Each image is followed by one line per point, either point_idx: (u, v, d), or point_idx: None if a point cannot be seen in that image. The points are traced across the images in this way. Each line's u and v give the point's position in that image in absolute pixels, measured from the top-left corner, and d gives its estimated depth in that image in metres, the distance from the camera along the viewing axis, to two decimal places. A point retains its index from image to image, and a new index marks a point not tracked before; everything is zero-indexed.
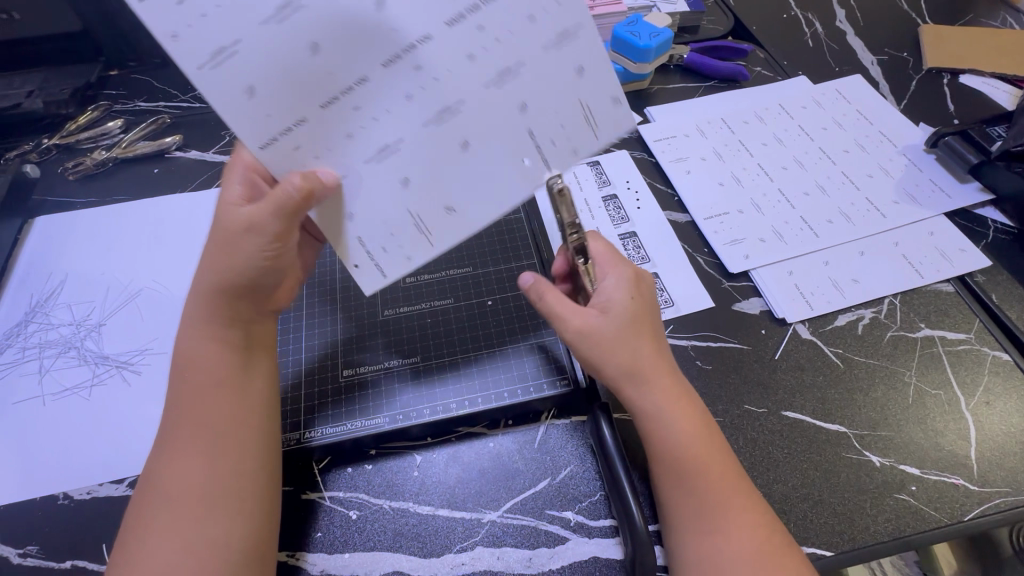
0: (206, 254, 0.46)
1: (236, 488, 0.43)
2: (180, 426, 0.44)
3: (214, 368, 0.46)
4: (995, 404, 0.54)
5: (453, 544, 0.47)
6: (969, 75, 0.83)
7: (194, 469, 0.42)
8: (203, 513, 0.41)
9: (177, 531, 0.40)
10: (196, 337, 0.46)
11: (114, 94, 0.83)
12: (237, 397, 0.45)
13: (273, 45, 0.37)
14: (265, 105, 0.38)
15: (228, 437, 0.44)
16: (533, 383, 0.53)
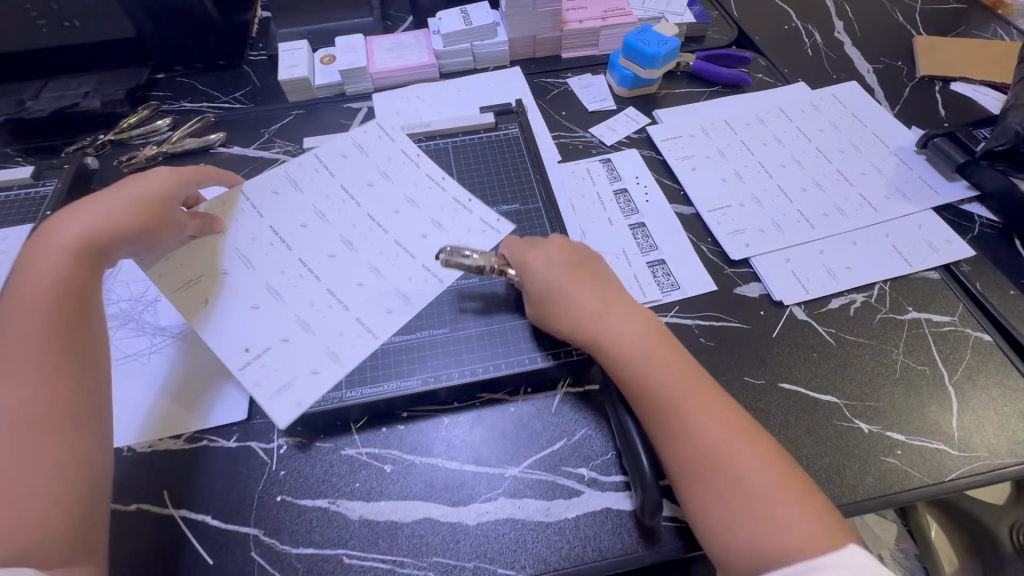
0: (124, 194, 0.56)
1: (63, 414, 0.46)
2: (14, 359, 0.47)
3: (46, 310, 0.49)
4: (976, 380, 0.58)
5: (478, 494, 0.52)
6: (960, 82, 0.88)
7: (21, 395, 0.45)
8: (38, 435, 0.44)
9: (3, 462, 0.43)
10: (46, 278, 0.51)
11: (162, 95, 0.90)
12: (69, 337, 0.49)
13: (371, 145, 0.72)
14: (333, 165, 0.69)
15: (55, 365, 0.48)
16: (552, 351, 0.58)
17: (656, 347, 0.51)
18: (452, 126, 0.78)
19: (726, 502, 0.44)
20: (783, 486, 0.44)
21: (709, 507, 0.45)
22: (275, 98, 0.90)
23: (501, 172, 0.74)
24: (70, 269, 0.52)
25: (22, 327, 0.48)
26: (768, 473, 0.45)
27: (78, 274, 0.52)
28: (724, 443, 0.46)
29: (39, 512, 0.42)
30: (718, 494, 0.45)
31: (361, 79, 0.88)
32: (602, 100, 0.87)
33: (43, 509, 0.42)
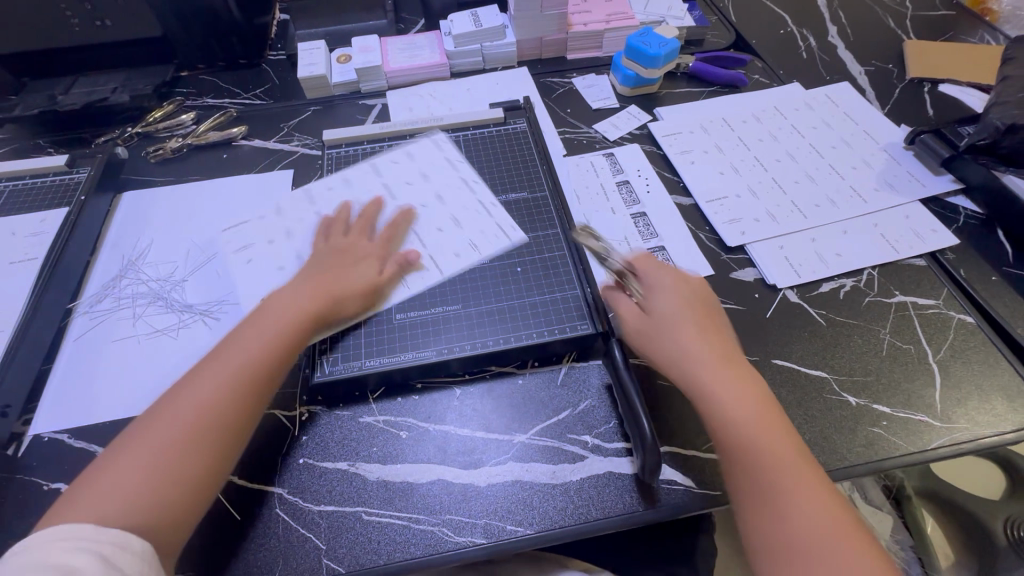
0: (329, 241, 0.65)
1: (217, 429, 0.49)
2: (212, 360, 0.52)
3: (281, 330, 0.55)
4: (958, 358, 0.61)
5: (488, 459, 0.55)
6: (948, 84, 0.92)
7: (211, 394, 0.50)
8: (208, 439, 0.48)
9: (146, 445, 0.47)
10: (286, 304, 0.57)
11: (186, 92, 0.95)
12: (275, 356, 0.53)
13: (426, 150, 0.80)
14: (382, 165, 0.78)
15: (244, 382, 0.51)
16: (558, 326, 0.62)
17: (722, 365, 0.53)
18: (463, 121, 0.82)
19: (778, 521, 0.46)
20: (827, 516, 0.45)
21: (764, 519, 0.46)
22: (293, 94, 0.94)
23: (510, 164, 0.78)
24: (308, 301, 0.57)
25: (251, 341, 0.53)
26: (824, 519, 0.45)
27: (308, 305, 0.57)
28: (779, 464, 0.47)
29: (151, 507, 0.45)
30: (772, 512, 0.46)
31: (376, 78, 0.92)
32: (605, 98, 0.91)
33: (157, 504, 0.45)
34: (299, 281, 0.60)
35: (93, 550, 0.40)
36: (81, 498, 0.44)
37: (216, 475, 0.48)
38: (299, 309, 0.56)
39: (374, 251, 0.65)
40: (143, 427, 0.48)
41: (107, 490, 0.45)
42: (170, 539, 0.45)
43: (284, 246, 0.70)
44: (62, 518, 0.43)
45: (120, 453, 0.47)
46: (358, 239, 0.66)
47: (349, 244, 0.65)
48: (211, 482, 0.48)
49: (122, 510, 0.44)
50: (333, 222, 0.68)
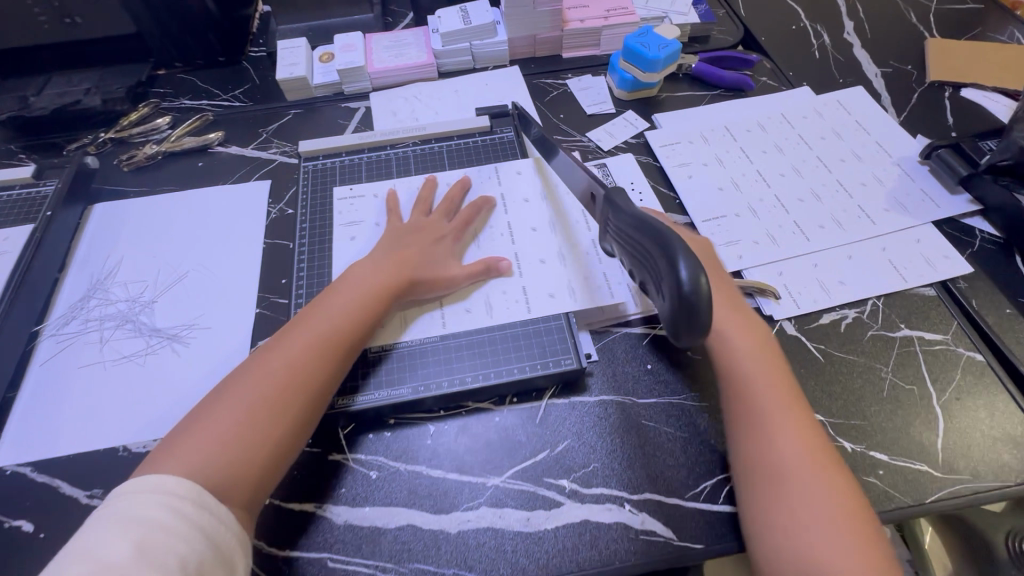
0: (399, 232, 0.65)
1: (296, 395, 0.51)
2: (301, 327, 0.56)
3: (363, 303, 0.57)
4: (965, 400, 0.58)
5: (460, 503, 0.53)
6: (971, 89, 0.85)
7: (295, 359, 0.53)
8: (291, 399, 0.51)
9: (237, 405, 0.50)
10: (361, 281, 0.59)
11: (162, 92, 0.91)
12: (360, 329, 0.57)
13: (479, 169, 0.75)
14: (415, 183, 0.74)
15: (321, 351, 0.54)
16: (540, 361, 0.59)
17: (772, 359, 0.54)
18: (448, 131, 0.79)
19: (785, 508, 0.46)
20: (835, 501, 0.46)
21: (767, 499, 0.47)
22: (273, 96, 0.90)
23: (507, 175, 0.74)
24: (382, 279, 0.59)
25: (329, 313, 0.56)
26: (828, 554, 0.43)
27: (387, 279, 0.59)
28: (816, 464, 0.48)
29: (229, 466, 0.47)
30: (780, 499, 0.46)
31: (359, 79, 0.87)
32: (601, 103, 0.86)
33: (236, 461, 0.47)
34: (379, 259, 0.62)
35: (174, 505, 0.43)
36: (173, 450, 0.47)
37: (292, 439, 0.51)
38: (378, 286, 0.59)
39: (449, 231, 0.66)
40: (228, 392, 0.51)
41: (195, 444, 0.47)
42: (247, 496, 0.47)
43: (345, 251, 0.68)
44: (156, 467, 0.46)
45: (207, 414, 0.50)
46: (437, 219, 0.67)
47: (426, 224, 0.66)
48: (287, 445, 0.50)
49: (206, 463, 0.46)
50: (419, 202, 0.69)
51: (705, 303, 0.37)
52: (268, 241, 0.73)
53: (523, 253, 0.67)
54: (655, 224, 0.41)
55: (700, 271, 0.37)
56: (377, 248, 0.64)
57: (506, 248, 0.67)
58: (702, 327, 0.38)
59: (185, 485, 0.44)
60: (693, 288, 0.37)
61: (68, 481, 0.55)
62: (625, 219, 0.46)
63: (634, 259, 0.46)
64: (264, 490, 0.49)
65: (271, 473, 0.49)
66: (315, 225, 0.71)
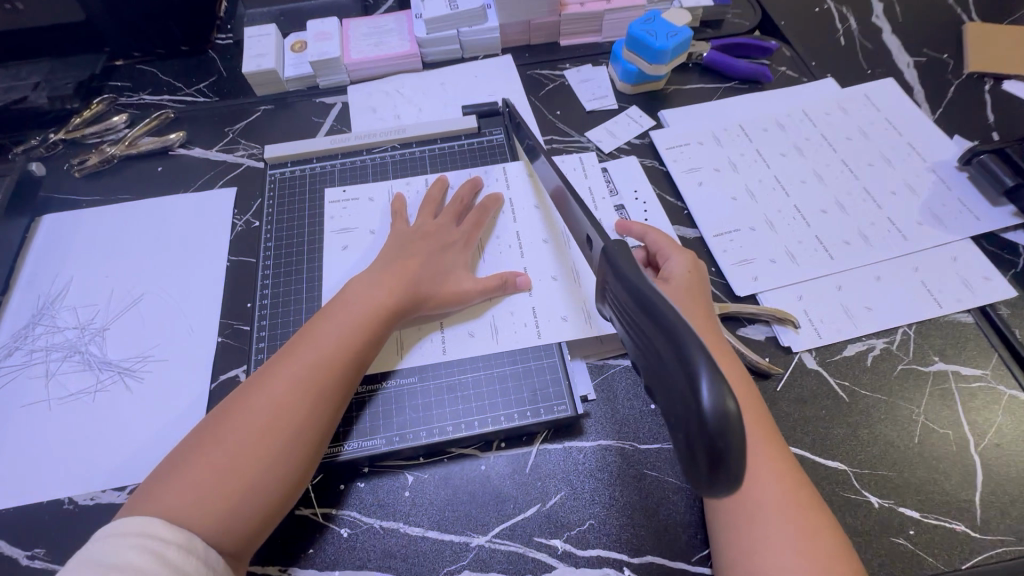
0: (400, 240, 0.59)
1: (294, 433, 0.46)
2: (292, 354, 0.49)
3: (359, 324, 0.51)
4: (1006, 447, 0.51)
5: (441, 567, 0.47)
6: (1014, 81, 0.77)
7: (284, 391, 0.47)
8: (282, 438, 0.45)
9: (221, 448, 0.44)
10: (364, 296, 0.53)
11: (119, 86, 0.82)
12: (357, 353, 0.50)
13: (482, 170, 0.68)
14: (412, 186, 0.67)
15: (319, 382, 0.48)
16: (530, 408, 0.53)
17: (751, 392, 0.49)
18: (430, 132, 0.71)
19: (757, 552, 0.42)
20: (815, 545, 0.42)
21: (737, 542, 0.43)
22: (241, 89, 0.82)
23: (505, 178, 0.67)
24: (387, 294, 0.53)
25: (327, 336, 0.50)
26: None
27: (392, 295, 0.53)
28: (791, 502, 0.44)
29: (215, 520, 0.41)
30: (751, 541, 0.43)
31: (335, 71, 0.79)
32: (601, 97, 0.77)
33: (221, 515, 0.42)
34: (380, 271, 0.55)
35: (159, 550, 0.38)
36: (157, 494, 0.42)
37: (291, 484, 0.45)
38: (375, 304, 0.52)
39: (459, 237, 0.60)
40: (217, 428, 0.45)
41: (179, 489, 0.42)
42: (239, 546, 0.42)
43: (337, 264, 0.62)
44: (138, 512, 0.41)
45: (193, 453, 0.44)
46: (444, 222, 0.61)
47: (433, 228, 0.60)
48: (285, 491, 0.45)
49: (191, 512, 0.41)
50: (427, 202, 0.63)
51: (734, 446, 0.27)
52: (232, 258, 0.66)
53: (532, 267, 0.60)
54: (666, 322, 0.30)
55: (726, 400, 0.27)
56: (377, 261, 0.57)
57: (497, 265, 0.60)
58: (735, 477, 0.28)
59: (173, 531, 0.39)
60: (717, 427, 0.27)
61: (5, 540, 0.50)
62: (628, 292, 0.35)
63: (635, 343, 0.36)
64: (257, 539, 0.44)
65: (266, 521, 0.44)
66: (283, 240, 0.64)
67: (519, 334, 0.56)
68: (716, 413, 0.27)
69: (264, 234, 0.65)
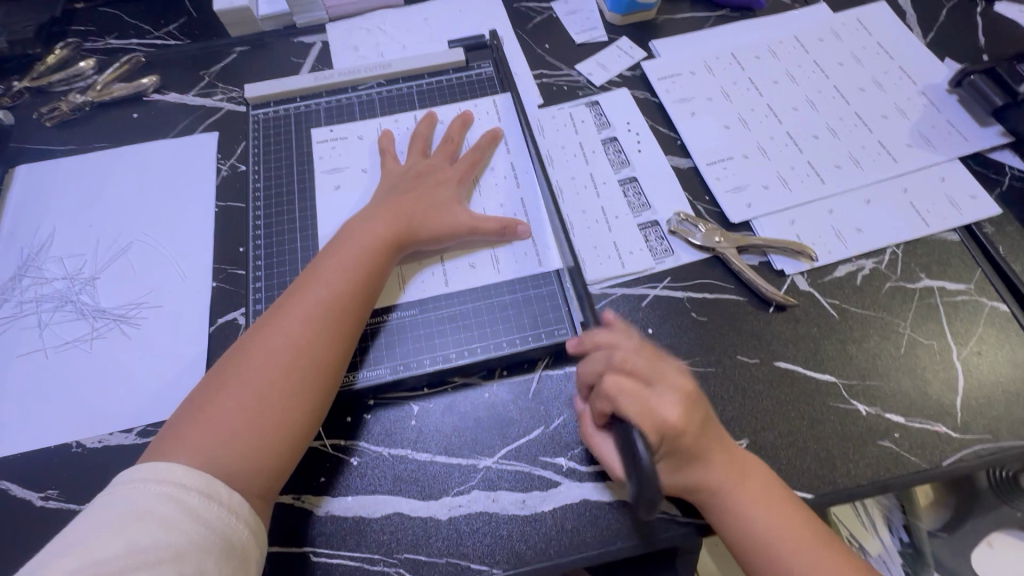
0: (391, 182, 0.58)
1: (312, 367, 0.46)
2: (297, 294, 0.49)
3: (361, 260, 0.51)
4: (987, 354, 0.54)
5: (451, 488, 0.49)
6: (1005, 2, 0.76)
7: (294, 329, 0.47)
8: (298, 374, 0.46)
9: (239, 387, 0.45)
10: (362, 234, 0.53)
11: (83, 29, 0.77)
12: (362, 289, 0.50)
13: (471, 104, 0.66)
14: (402, 121, 0.65)
15: (330, 320, 0.48)
16: (531, 334, 0.54)
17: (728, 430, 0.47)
18: (416, 67, 0.68)
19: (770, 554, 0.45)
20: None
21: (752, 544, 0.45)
22: (214, 31, 0.78)
23: (496, 111, 0.65)
24: (385, 231, 0.53)
25: (332, 275, 0.50)
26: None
27: (390, 233, 0.53)
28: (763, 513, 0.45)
29: (241, 454, 0.42)
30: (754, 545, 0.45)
31: (311, 8, 0.75)
32: (591, 29, 0.75)
33: (249, 448, 0.43)
34: (374, 209, 0.55)
35: (180, 499, 0.39)
36: (181, 437, 0.43)
37: (312, 419, 0.46)
38: (375, 240, 0.52)
39: (452, 174, 0.59)
40: (234, 368, 0.46)
41: (204, 429, 0.43)
42: (268, 483, 0.44)
43: (331, 204, 0.61)
44: (165, 453, 0.42)
45: (214, 393, 0.45)
46: (437, 161, 0.60)
47: (426, 167, 0.59)
48: (307, 426, 0.46)
49: (219, 449, 0.42)
50: (416, 139, 0.62)
51: None
52: (219, 204, 0.64)
53: (529, 197, 0.60)
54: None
55: None
56: (372, 201, 0.56)
57: (494, 196, 0.60)
58: None
59: (190, 475, 0.40)
60: None
61: (17, 483, 0.50)
62: None
63: None
64: (285, 474, 0.45)
65: (291, 454, 0.45)
66: (271, 183, 0.63)
67: (521, 265, 0.56)
68: None
69: (252, 177, 0.63)
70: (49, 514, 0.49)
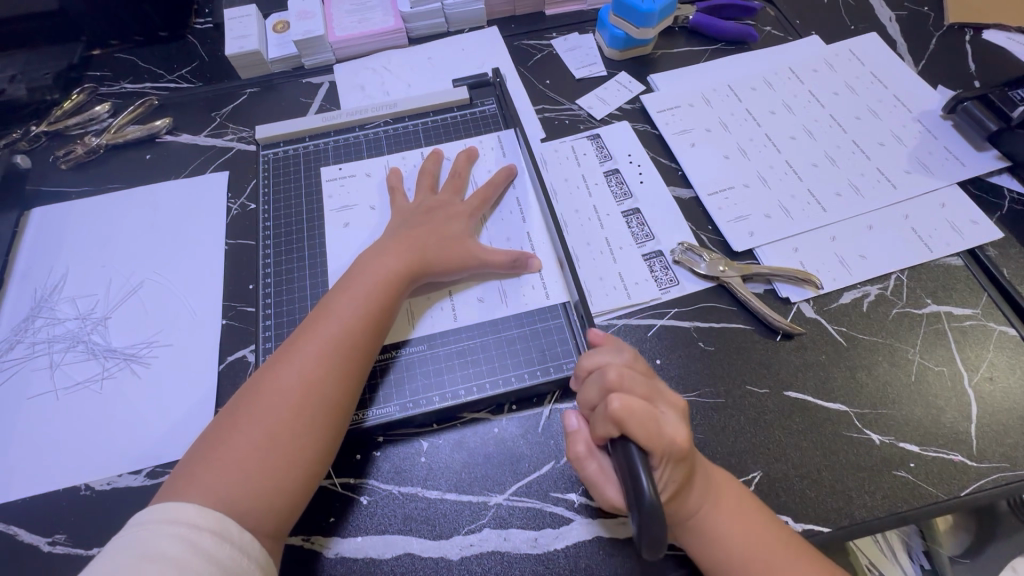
0: (403, 218, 0.59)
1: (325, 402, 0.46)
2: (310, 328, 0.50)
3: (372, 294, 0.52)
4: (998, 380, 0.53)
5: (461, 526, 0.49)
6: (994, 30, 0.78)
7: (307, 365, 0.47)
8: (311, 410, 0.46)
9: (252, 424, 0.45)
10: (374, 266, 0.53)
11: (99, 75, 0.80)
12: (374, 322, 0.51)
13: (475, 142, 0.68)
14: (409, 157, 0.67)
15: (344, 354, 0.48)
16: (540, 367, 0.54)
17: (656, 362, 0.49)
18: (421, 106, 0.70)
19: None
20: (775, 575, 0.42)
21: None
22: (224, 73, 0.80)
23: (501, 146, 0.67)
24: (397, 264, 0.54)
25: (346, 309, 0.50)
26: None
27: (402, 266, 0.54)
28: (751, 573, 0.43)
29: (253, 492, 0.42)
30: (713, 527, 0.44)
31: (319, 51, 0.78)
32: (591, 65, 0.77)
33: (261, 488, 0.43)
34: (385, 243, 0.56)
35: (191, 538, 0.38)
36: (194, 476, 0.42)
37: (324, 454, 0.46)
38: (386, 273, 0.53)
39: (463, 208, 0.60)
40: (247, 405, 0.46)
41: (216, 468, 0.43)
42: (280, 522, 0.43)
43: (340, 239, 0.62)
44: (179, 492, 0.42)
45: (227, 430, 0.45)
46: (447, 196, 0.61)
47: (436, 203, 0.60)
48: (319, 462, 0.46)
49: (232, 488, 0.42)
50: (424, 174, 0.63)
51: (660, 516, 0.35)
52: (229, 241, 0.65)
53: (535, 230, 0.61)
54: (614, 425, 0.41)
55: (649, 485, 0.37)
56: (383, 238, 0.57)
57: (501, 231, 0.61)
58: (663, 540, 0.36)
59: (203, 516, 0.40)
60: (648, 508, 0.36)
61: (25, 528, 0.50)
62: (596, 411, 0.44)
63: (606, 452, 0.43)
64: (296, 512, 0.45)
65: (303, 491, 0.45)
66: (280, 221, 0.64)
67: (528, 297, 0.57)
68: (647, 497, 0.36)
69: (262, 215, 0.65)
70: (56, 559, 0.48)
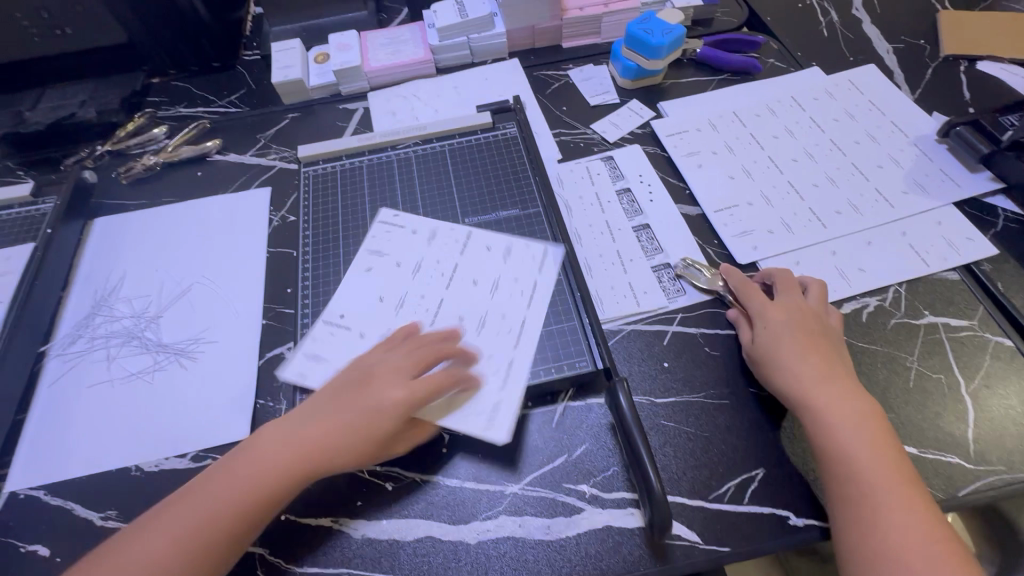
0: (373, 371, 0.54)
1: (242, 508, 0.48)
2: (272, 430, 0.52)
3: (324, 412, 0.52)
4: (995, 388, 0.56)
5: (480, 512, 0.52)
6: (987, 61, 0.82)
7: (250, 468, 0.49)
8: (231, 515, 0.47)
9: (180, 512, 0.48)
10: (344, 381, 0.54)
11: (157, 101, 0.89)
12: (309, 444, 0.50)
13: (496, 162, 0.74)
14: (436, 175, 0.73)
15: (279, 472, 0.49)
16: (554, 366, 0.58)
17: (806, 331, 0.55)
18: (448, 129, 0.77)
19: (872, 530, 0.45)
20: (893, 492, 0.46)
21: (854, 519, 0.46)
22: (269, 100, 0.88)
23: (520, 165, 0.73)
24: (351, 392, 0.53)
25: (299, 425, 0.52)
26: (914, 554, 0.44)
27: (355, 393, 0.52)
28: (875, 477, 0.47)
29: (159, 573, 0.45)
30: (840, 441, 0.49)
31: (355, 79, 0.85)
32: (604, 93, 0.83)
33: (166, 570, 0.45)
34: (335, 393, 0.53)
35: None
36: (128, 543, 0.47)
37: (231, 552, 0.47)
38: (343, 396, 0.52)
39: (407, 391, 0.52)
40: (188, 492, 0.49)
41: (144, 544, 0.46)
42: None
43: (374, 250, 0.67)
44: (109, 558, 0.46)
45: (163, 511, 0.48)
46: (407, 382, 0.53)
47: (385, 379, 0.53)
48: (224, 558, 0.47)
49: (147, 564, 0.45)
50: (405, 336, 0.57)
51: (664, 512, 0.46)
52: (271, 250, 0.71)
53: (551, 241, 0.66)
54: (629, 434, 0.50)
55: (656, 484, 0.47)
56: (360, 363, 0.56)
57: (519, 241, 0.66)
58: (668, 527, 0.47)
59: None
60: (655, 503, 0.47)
61: (81, 504, 0.55)
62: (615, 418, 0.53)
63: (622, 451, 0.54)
64: None
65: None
66: (319, 230, 0.70)
67: (544, 302, 0.62)
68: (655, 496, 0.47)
69: (301, 226, 0.71)
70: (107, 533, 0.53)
